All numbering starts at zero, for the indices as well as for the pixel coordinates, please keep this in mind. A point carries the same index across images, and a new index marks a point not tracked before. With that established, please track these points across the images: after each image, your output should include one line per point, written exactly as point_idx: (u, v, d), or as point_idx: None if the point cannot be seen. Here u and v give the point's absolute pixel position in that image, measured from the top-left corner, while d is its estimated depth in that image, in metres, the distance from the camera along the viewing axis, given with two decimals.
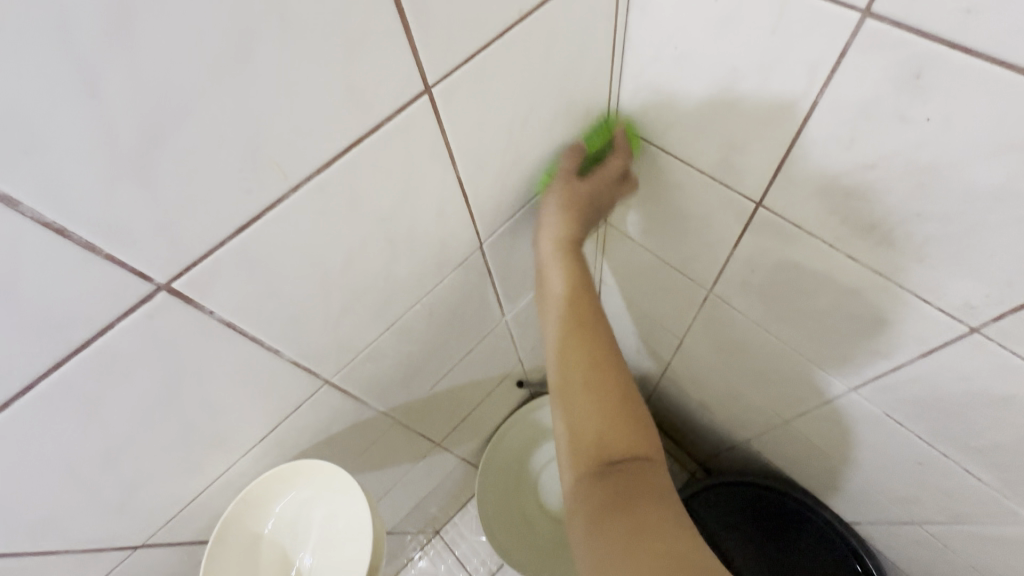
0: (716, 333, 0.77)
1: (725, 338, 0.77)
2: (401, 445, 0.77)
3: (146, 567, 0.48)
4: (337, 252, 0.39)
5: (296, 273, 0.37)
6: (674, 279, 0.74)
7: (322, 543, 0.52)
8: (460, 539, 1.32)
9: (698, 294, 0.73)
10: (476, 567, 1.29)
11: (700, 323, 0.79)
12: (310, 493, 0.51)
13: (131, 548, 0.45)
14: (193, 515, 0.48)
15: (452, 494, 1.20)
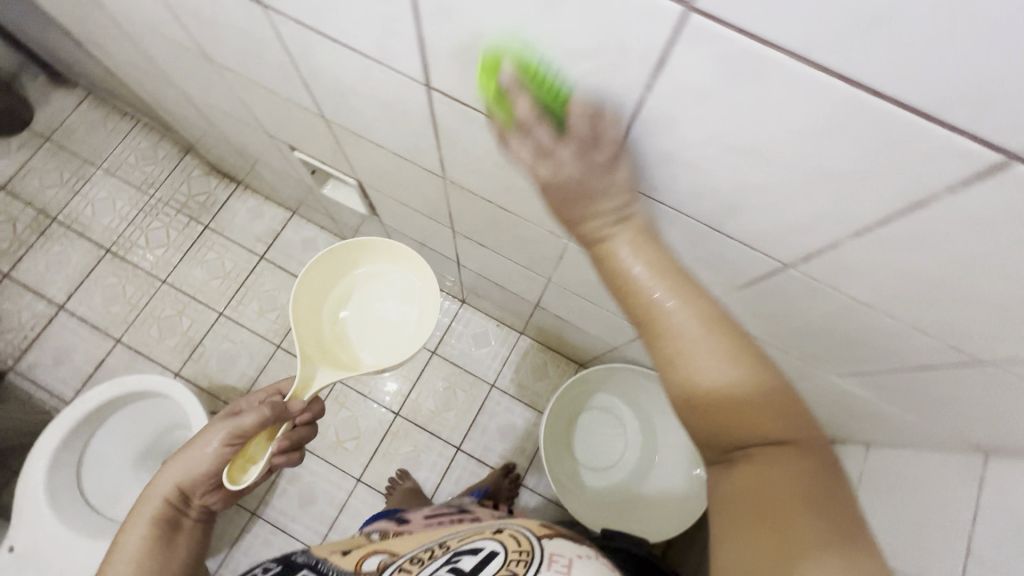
0: (929, 523, 0.60)
1: (929, 535, 0.60)
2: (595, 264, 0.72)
3: (420, 91, 0.49)
4: (899, 76, 0.26)
5: (873, 30, 0.25)
6: (983, 446, 0.56)
7: (374, 306, 0.79)
8: (509, 346, 1.37)
9: (981, 480, 0.55)
10: (495, 372, 1.35)
11: (929, 501, 0.61)
12: (379, 260, 0.80)
13: (435, 68, 0.44)
14: (483, 103, 0.46)
15: (547, 322, 1.20)
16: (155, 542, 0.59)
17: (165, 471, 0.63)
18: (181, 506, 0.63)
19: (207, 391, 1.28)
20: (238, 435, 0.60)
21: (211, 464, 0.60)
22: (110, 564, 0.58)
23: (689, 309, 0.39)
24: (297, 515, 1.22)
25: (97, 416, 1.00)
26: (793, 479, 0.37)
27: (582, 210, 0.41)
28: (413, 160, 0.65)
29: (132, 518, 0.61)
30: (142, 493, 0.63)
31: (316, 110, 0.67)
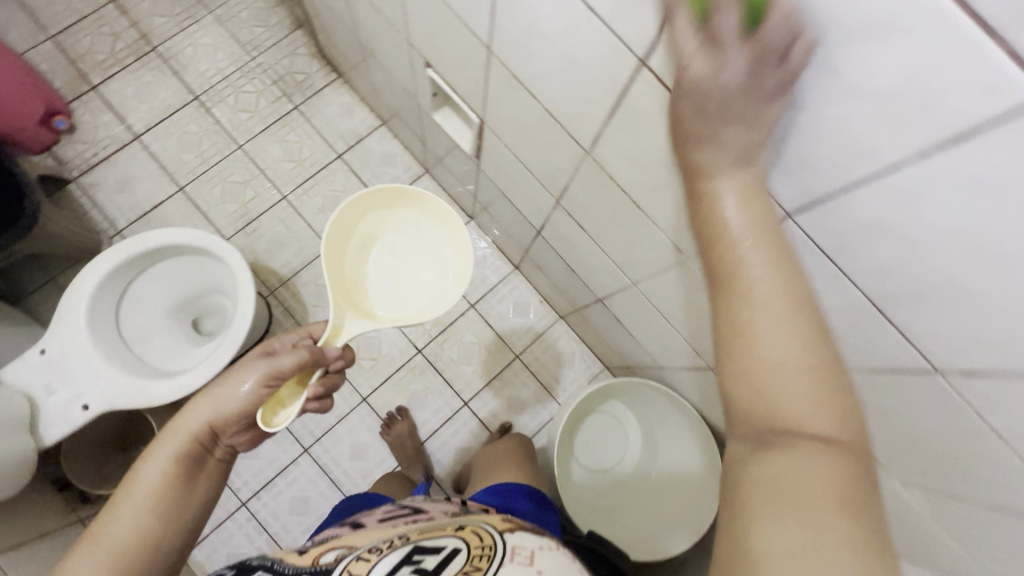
0: None
1: None
2: (696, 290, 0.69)
3: (627, 64, 0.46)
4: None
5: None
6: None
7: (402, 252, 0.77)
8: (545, 325, 1.36)
9: None
10: (523, 346, 1.34)
11: None
12: (398, 213, 0.78)
13: (664, 48, 0.41)
14: None
15: (592, 319, 1.19)
16: (179, 477, 0.60)
17: (195, 407, 0.63)
18: (207, 446, 0.63)
19: (250, 267, 1.29)
20: (275, 377, 0.62)
21: (245, 403, 0.62)
22: (128, 494, 0.58)
23: (749, 290, 0.39)
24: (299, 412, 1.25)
25: (150, 258, 1.00)
26: (811, 477, 0.35)
27: (684, 205, 0.44)
28: (565, 124, 0.62)
29: (152, 452, 0.61)
30: (168, 426, 0.63)
31: (485, 39, 0.63)
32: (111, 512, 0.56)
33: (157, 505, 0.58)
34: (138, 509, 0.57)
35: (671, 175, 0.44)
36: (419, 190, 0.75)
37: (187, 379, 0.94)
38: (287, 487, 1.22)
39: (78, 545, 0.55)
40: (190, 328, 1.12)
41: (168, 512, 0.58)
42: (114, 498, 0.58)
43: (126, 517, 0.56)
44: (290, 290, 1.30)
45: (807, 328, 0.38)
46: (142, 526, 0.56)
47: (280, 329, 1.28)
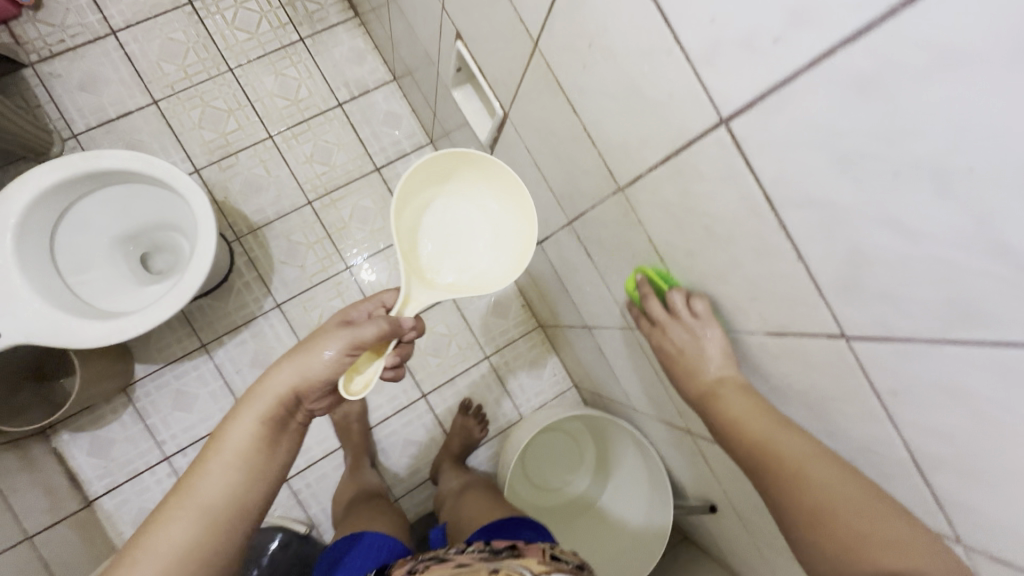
0: None
1: None
2: None
3: (701, 115, 0.38)
4: None
5: None
6: None
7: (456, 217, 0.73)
8: (522, 331, 1.29)
9: None
10: (495, 347, 1.28)
11: None
12: (435, 182, 0.71)
13: (754, 116, 0.34)
14: (773, 184, 0.35)
15: (572, 338, 1.13)
16: (262, 441, 0.63)
17: (280, 370, 0.66)
18: (289, 409, 0.66)
19: (219, 206, 1.17)
20: (357, 346, 0.64)
21: (328, 370, 0.64)
22: (219, 450, 0.61)
23: (789, 445, 0.45)
24: (243, 373, 1.15)
25: (101, 179, 0.88)
26: (847, 507, 0.40)
27: (692, 372, 0.54)
28: (604, 153, 0.54)
29: (240, 411, 0.64)
30: (253, 388, 0.65)
31: (534, 33, 0.54)
32: (202, 469, 0.59)
33: (243, 464, 0.61)
34: (226, 467, 0.60)
35: (671, 356, 0.56)
36: (480, 158, 0.68)
37: (121, 326, 0.84)
38: None
39: (172, 496, 0.58)
40: (136, 263, 1.01)
41: (253, 471, 0.61)
42: (204, 454, 0.61)
43: (217, 473, 0.59)
44: (258, 240, 1.19)
45: (801, 440, 0.45)
46: (234, 481, 0.59)
47: (240, 279, 1.17)
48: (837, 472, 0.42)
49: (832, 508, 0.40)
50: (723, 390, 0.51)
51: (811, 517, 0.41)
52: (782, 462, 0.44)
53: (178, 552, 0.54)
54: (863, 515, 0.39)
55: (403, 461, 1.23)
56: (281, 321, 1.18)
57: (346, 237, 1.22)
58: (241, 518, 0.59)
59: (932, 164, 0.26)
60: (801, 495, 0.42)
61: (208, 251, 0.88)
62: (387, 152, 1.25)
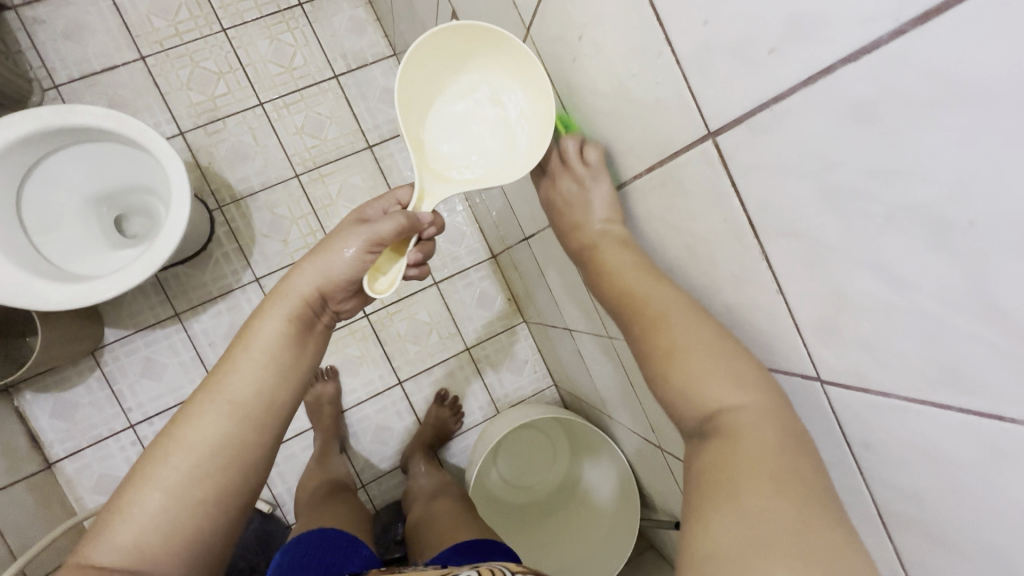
0: None
1: None
2: None
3: (688, 127, 0.35)
4: None
5: None
6: None
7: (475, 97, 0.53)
8: (506, 325, 1.27)
9: None
10: (477, 340, 1.25)
11: None
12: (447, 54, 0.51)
13: (741, 135, 0.31)
14: (756, 210, 0.32)
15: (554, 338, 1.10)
16: (291, 342, 0.54)
17: (303, 268, 0.55)
18: (318, 310, 0.56)
19: (202, 172, 1.14)
20: (377, 244, 0.52)
21: (354, 267, 0.53)
22: (246, 347, 0.53)
23: (673, 330, 0.41)
24: (216, 345, 1.13)
25: (74, 135, 0.84)
26: (771, 450, 0.34)
27: (577, 223, 0.53)
28: (590, 155, 0.50)
29: (267, 308, 0.54)
30: (277, 286, 0.56)
31: (526, 18, 0.50)
32: (229, 367, 0.51)
33: (273, 366, 0.53)
34: (254, 366, 0.52)
35: (562, 205, 0.55)
36: (496, 31, 0.48)
37: (85, 289, 0.81)
38: None
39: (199, 393, 0.51)
40: (110, 225, 0.98)
41: (284, 373, 0.53)
42: (230, 352, 0.53)
43: (245, 371, 0.51)
44: (241, 211, 1.15)
45: (699, 325, 0.40)
46: (263, 382, 0.52)
47: (219, 250, 1.14)
48: (718, 363, 0.38)
49: (728, 405, 0.37)
50: (597, 244, 0.50)
51: (706, 420, 0.38)
52: (668, 351, 0.40)
53: (208, 450, 0.48)
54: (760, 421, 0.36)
55: (374, 447, 1.21)
56: (258, 296, 1.15)
57: (332, 214, 1.18)
58: (274, 419, 0.52)
59: (927, 212, 0.23)
60: (702, 385, 0.38)
61: (180, 219, 0.84)
62: (380, 130, 1.21)
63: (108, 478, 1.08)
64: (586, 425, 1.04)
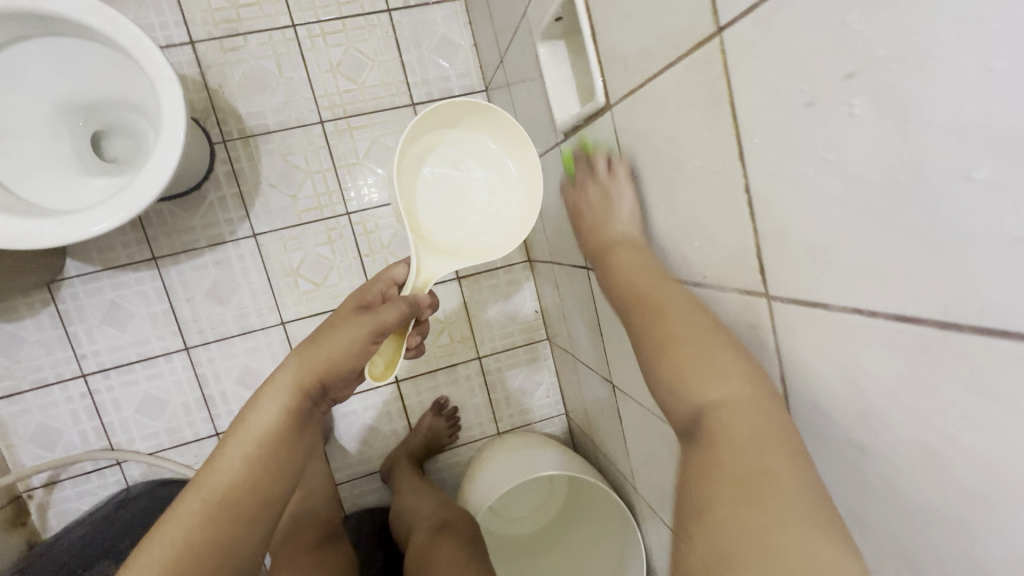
0: None
1: None
2: None
3: None
4: None
5: None
6: None
7: (455, 163, 0.68)
8: (527, 340, 1.11)
9: None
10: (492, 350, 1.10)
11: None
12: (432, 129, 0.65)
13: None
14: None
15: (582, 374, 0.95)
16: (287, 433, 0.54)
17: (301, 359, 0.55)
18: (315, 400, 0.56)
19: (210, 95, 0.94)
20: (382, 333, 0.55)
21: (357, 358, 0.55)
22: (239, 444, 0.52)
23: (685, 318, 0.40)
24: (195, 302, 0.97)
25: (48, 24, 0.65)
26: (750, 446, 0.32)
27: (596, 227, 0.52)
28: (767, 241, 0.34)
29: (259, 401, 0.54)
30: (271, 376, 0.55)
31: (722, 15, 0.33)
32: (221, 466, 0.51)
33: (268, 461, 0.52)
34: (247, 464, 0.51)
35: (581, 212, 0.55)
36: (479, 103, 0.64)
37: (29, 224, 0.63)
38: (144, 381, 0.97)
39: (187, 496, 0.50)
40: (85, 142, 0.79)
41: (276, 468, 0.53)
42: (219, 448, 0.52)
43: (236, 471, 0.51)
44: (248, 150, 0.96)
45: (698, 315, 0.40)
46: (255, 479, 0.51)
47: (215, 192, 0.96)
48: (721, 351, 0.37)
49: (715, 403, 0.35)
50: (630, 246, 0.49)
51: (700, 413, 0.35)
52: (670, 334, 0.39)
53: (198, 555, 0.47)
54: (747, 415, 0.33)
55: (354, 446, 1.07)
56: (253, 254, 0.98)
57: (354, 175, 1.00)
58: (259, 517, 0.51)
59: None
60: (692, 376, 0.36)
61: (165, 160, 0.65)
62: (429, 87, 1.02)
63: (47, 429, 0.94)
64: (600, 482, 0.87)
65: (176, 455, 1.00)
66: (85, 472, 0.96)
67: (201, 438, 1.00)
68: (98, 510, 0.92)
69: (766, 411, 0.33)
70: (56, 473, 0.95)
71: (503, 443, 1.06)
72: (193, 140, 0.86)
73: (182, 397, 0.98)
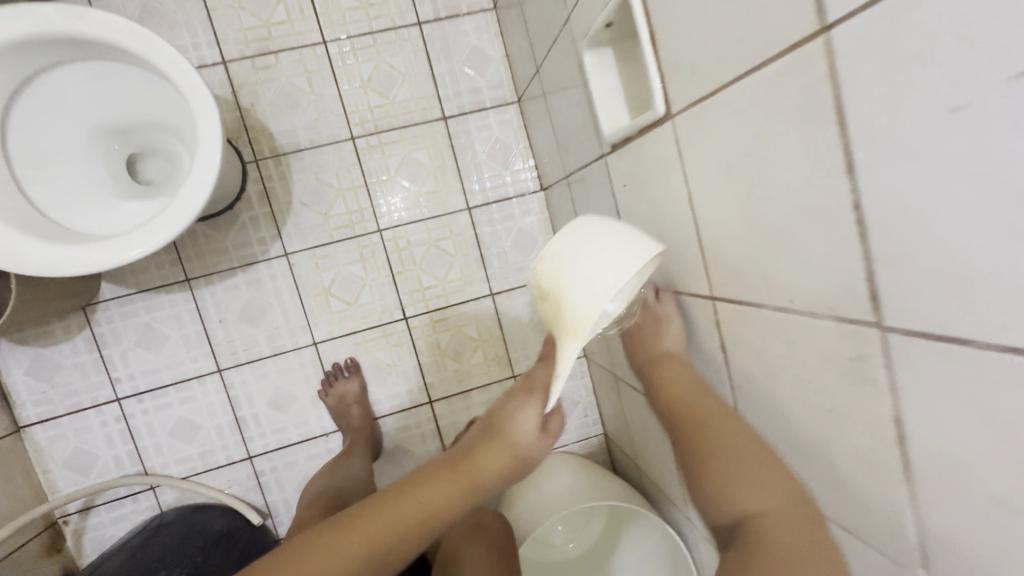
0: None
1: None
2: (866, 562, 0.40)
3: None
4: None
5: None
6: None
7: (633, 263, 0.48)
8: None
9: None
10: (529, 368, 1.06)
11: None
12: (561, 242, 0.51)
13: None
14: None
15: (626, 394, 0.91)
16: (438, 528, 0.48)
17: (507, 457, 0.50)
18: (472, 491, 0.51)
19: (242, 114, 0.93)
20: (536, 458, 0.52)
21: (521, 471, 0.51)
22: (403, 517, 0.46)
23: (725, 441, 0.46)
24: (227, 323, 0.96)
25: (86, 49, 0.65)
26: (791, 549, 0.38)
27: None
28: (884, 265, 0.30)
29: (442, 474, 0.48)
30: (471, 453, 0.50)
31: (829, 12, 0.29)
32: (379, 532, 0.45)
33: (417, 547, 0.46)
34: (402, 546, 0.45)
35: None
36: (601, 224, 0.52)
37: (69, 251, 0.62)
38: (177, 403, 0.95)
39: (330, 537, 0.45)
40: (120, 166, 0.79)
41: (421, 549, 0.47)
42: (380, 509, 0.46)
43: (391, 545, 0.45)
44: (280, 168, 0.95)
45: None
46: (399, 565, 0.45)
47: (247, 212, 0.95)
48: (771, 473, 0.43)
49: (756, 511, 0.41)
50: (673, 359, 0.54)
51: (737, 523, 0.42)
52: (713, 455, 0.45)
53: None
54: (779, 520, 0.40)
55: (387, 469, 1.04)
56: (285, 273, 0.96)
57: (386, 191, 0.98)
58: None
59: None
60: (732, 492, 0.43)
61: (203, 182, 0.63)
62: (460, 100, 0.99)
63: (83, 454, 0.93)
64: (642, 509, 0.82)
65: (208, 479, 0.98)
66: (119, 497, 0.95)
67: (234, 462, 0.98)
68: (131, 536, 0.90)
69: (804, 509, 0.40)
70: (91, 498, 0.94)
71: (543, 465, 1.01)
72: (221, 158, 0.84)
73: (215, 419, 0.96)
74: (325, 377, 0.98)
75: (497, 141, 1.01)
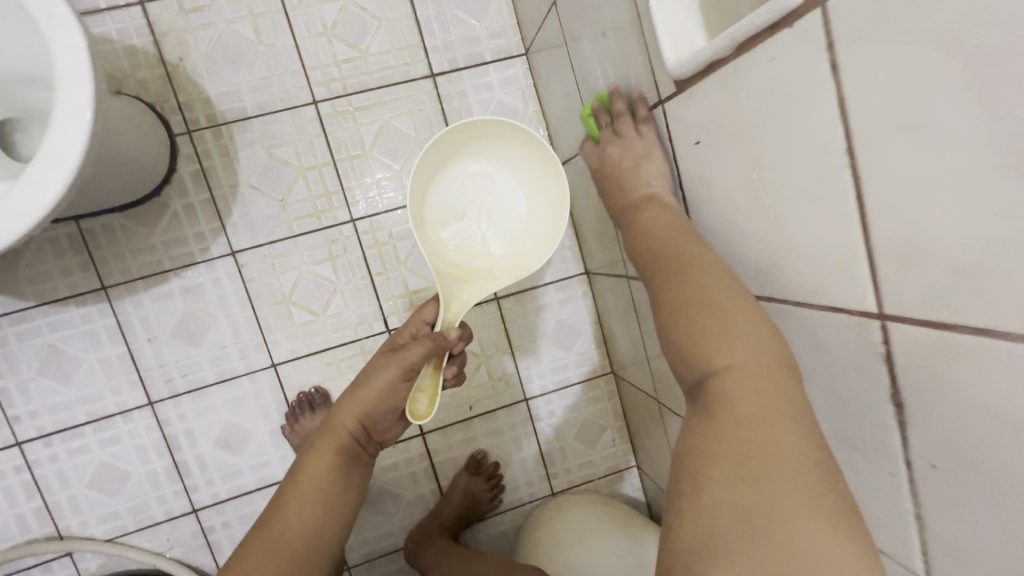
0: None
1: None
2: None
3: None
4: None
5: None
6: None
7: (486, 204, 0.60)
8: (587, 376, 0.87)
9: None
10: (545, 389, 0.86)
11: None
12: (444, 156, 0.58)
13: None
14: None
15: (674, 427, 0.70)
16: (341, 487, 0.54)
17: (347, 402, 0.56)
18: (362, 441, 0.57)
19: (168, 71, 0.72)
20: (410, 369, 0.52)
21: (389, 395, 0.54)
22: (296, 484, 0.53)
23: (736, 350, 0.35)
24: (158, 343, 0.75)
25: None
26: (753, 412, 0.32)
27: None
28: None
29: (310, 449, 0.55)
30: (324, 422, 0.57)
31: None
32: (278, 510, 0.52)
33: (316, 511, 0.52)
34: (312, 504, 0.52)
35: None
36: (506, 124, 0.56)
37: None
38: (97, 447, 0.74)
39: (271, 515, 0.52)
40: None
41: (329, 512, 0.53)
42: (282, 490, 0.54)
43: (296, 510, 0.52)
44: (220, 142, 0.74)
45: None
46: (306, 529, 0.51)
47: (180, 199, 0.74)
48: (769, 389, 0.33)
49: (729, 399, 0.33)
50: (658, 208, 0.46)
51: (704, 385, 0.35)
52: (703, 300, 0.37)
53: None
54: (754, 389, 0.33)
55: (370, 518, 0.83)
56: (232, 277, 0.75)
57: (359, 170, 0.77)
58: (317, 556, 0.51)
59: None
60: (698, 352, 0.36)
61: (65, 146, 0.44)
62: (452, 51, 0.78)
63: None
64: None
65: (142, 539, 0.77)
66: (26, 566, 0.74)
67: (175, 517, 0.77)
68: None
69: (783, 384, 0.33)
70: None
71: (565, 521, 0.80)
72: (126, 128, 0.63)
73: (148, 465, 0.76)
74: (292, 411, 0.77)
75: (500, 105, 0.80)
